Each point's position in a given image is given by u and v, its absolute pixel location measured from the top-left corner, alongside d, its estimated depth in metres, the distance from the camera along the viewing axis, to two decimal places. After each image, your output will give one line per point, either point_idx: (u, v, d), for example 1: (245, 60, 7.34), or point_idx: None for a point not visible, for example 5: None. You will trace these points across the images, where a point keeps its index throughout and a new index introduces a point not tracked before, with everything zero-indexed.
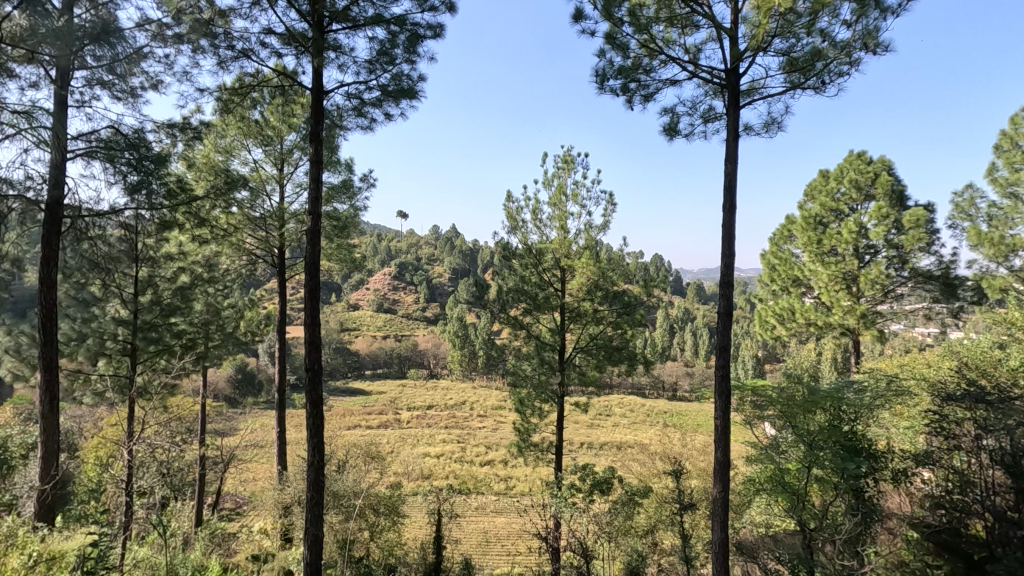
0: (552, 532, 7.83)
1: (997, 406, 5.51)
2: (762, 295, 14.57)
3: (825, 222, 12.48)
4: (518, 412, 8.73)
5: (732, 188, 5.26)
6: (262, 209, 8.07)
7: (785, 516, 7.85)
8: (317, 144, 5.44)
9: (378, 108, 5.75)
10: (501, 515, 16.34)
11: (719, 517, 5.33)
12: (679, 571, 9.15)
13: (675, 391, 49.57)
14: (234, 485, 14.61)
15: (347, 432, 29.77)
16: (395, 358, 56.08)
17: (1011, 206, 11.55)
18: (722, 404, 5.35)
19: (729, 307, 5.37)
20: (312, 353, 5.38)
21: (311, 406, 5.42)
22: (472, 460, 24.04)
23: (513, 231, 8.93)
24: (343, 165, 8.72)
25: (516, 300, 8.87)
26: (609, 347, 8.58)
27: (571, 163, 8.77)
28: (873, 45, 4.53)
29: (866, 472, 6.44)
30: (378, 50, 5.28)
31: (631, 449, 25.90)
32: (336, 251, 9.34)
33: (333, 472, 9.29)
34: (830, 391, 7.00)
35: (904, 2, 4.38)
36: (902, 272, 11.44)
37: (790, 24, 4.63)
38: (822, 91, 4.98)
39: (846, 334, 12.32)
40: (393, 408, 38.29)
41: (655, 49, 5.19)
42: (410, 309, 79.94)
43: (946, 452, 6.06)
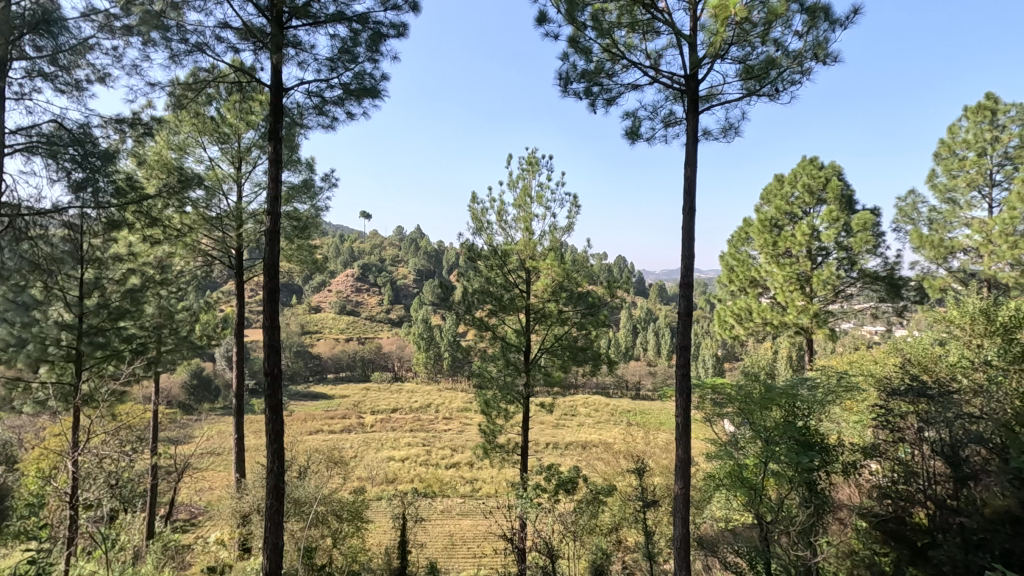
0: (518, 533, 7.83)
1: (937, 399, 5.87)
2: (721, 295, 14.99)
3: (780, 224, 12.91)
4: (484, 414, 8.71)
5: (691, 191, 5.39)
6: (219, 209, 7.95)
7: (743, 509, 8.10)
8: (277, 143, 5.31)
9: (339, 107, 5.67)
10: (467, 517, 16.27)
11: (681, 513, 5.44)
12: (643, 568, 9.29)
13: (638, 391, 50.47)
14: (189, 494, 14.11)
15: (309, 437, 29.08)
16: (358, 361, 55.13)
17: (949, 211, 12.23)
18: (684, 402, 5.47)
19: (689, 307, 5.49)
20: (271, 358, 5.25)
21: (270, 411, 5.28)
22: (437, 462, 23.86)
23: (478, 232, 8.92)
24: (303, 164, 8.54)
25: (482, 302, 8.85)
26: (574, 348, 8.69)
27: (536, 165, 8.84)
28: (824, 55, 4.73)
29: (819, 465, 6.69)
30: (340, 47, 5.20)
31: (596, 449, 26.19)
32: (296, 252, 9.12)
33: (294, 479, 9.06)
34: (785, 388, 7.24)
35: (851, 14, 4.58)
36: (851, 272, 11.94)
37: (746, 34, 4.78)
38: (776, 98, 5.16)
39: (800, 333, 12.79)
40: (356, 412, 37.66)
41: (618, 54, 5.26)
42: (373, 311, 78.76)
43: (891, 445, 6.39)
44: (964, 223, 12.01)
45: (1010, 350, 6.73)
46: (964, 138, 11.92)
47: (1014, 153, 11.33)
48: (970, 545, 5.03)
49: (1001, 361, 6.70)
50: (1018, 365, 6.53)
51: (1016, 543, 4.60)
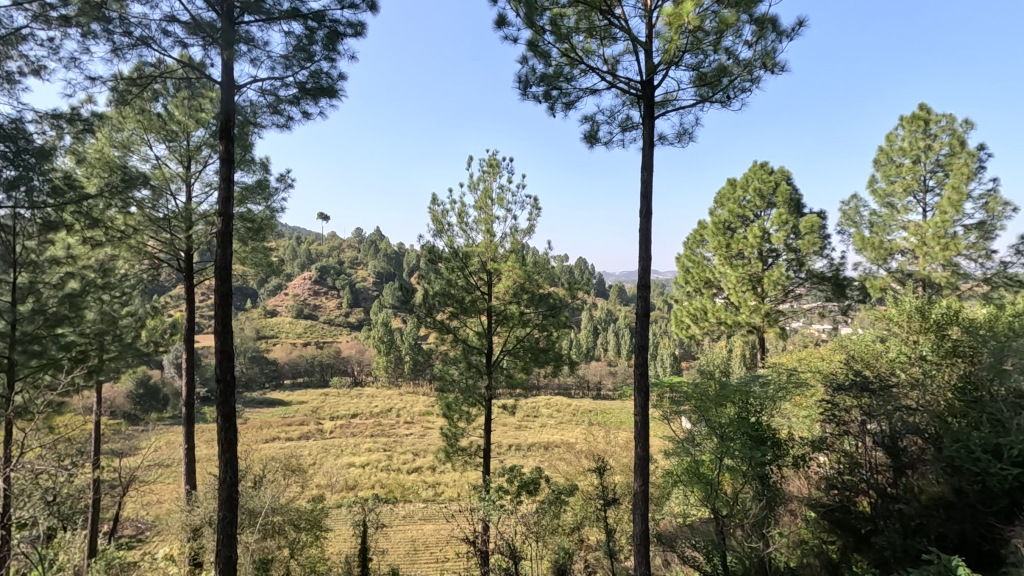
0: (480, 536, 7.79)
1: (878, 393, 6.23)
2: (678, 296, 15.38)
3: (733, 227, 13.33)
4: (446, 418, 8.64)
5: (648, 194, 5.51)
6: (166, 210, 7.68)
7: (699, 504, 8.32)
8: (229, 141, 5.14)
9: (294, 107, 5.55)
10: (429, 522, 16.12)
11: (640, 510, 5.54)
12: (604, 567, 9.38)
13: (599, 391, 51.27)
14: (135, 509, 13.46)
15: (265, 445, 28.24)
16: (316, 366, 53.93)
17: (888, 214, 12.92)
18: (642, 402, 5.57)
19: (647, 308, 5.60)
20: (224, 364, 5.05)
21: (223, 419, 5.10)
22: (399, 467, 23.54)
23: (438, 234, 8.87)
24: (258, 164, 8.29)
25: (443, 304, 8.77)
26: (536, 349, 8.76)
27: (497, 168, 8.87)
28: (772, 65, 4.93)
29: (772, 459, 6.89)
30: (295, 45, 5.09)
31: (557, 449, 26.43)
32: (250, 254, 8.83)
33: (249, 489, 8.75)
34: (738, 385, 7.50)
35: (797, 26, 4.79)
36: (800, 273, 12.45)
37: (699, 41, 4.93)
38: (727, 105, 5.34)
39: (752, 332, 13.26)
40: (315, 418, 36.75)
41: (576, 59, 5.33)
42: (332, 315, 77.09)
43: (837, 438, 6.71)
44: (901, 226, 12.71)
45: (942, 345, 7.02)
46: (901, 146, 12.62)
47: (945, 160, 12.06)
48: (909, 530, 5.36)
49: (935, 356, 7.01)
50: (950, 359, 6.83)
51: (949, 527, 5.01)
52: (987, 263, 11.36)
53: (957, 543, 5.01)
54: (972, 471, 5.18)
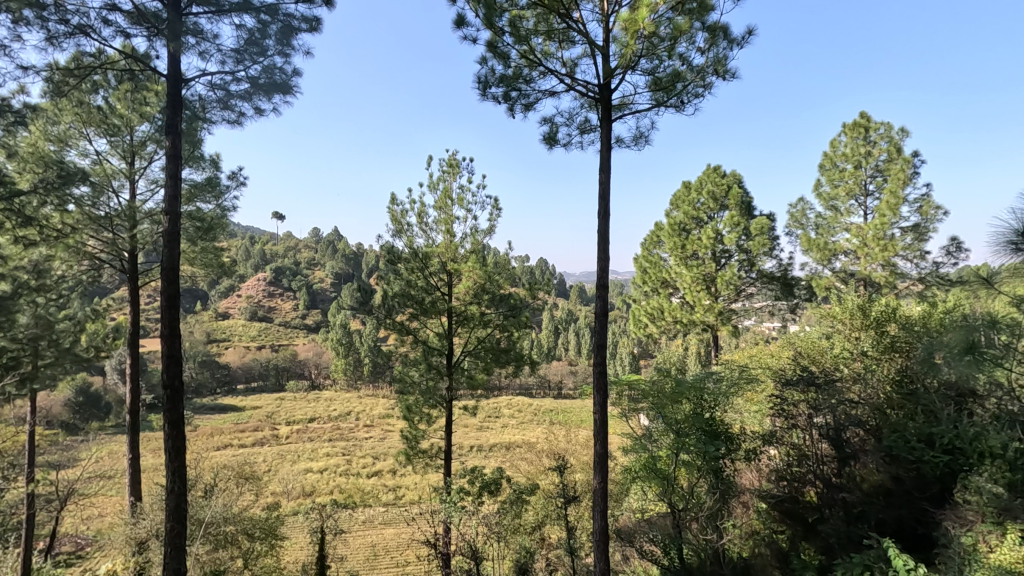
0: (442, 538, 7.75)
1: (824, 388, 6.51)
2: (636, 296, 15.72)
3: (688, 229, 13.72)
4: (406, 420, 8.56)
5: (606, 195, 5.60)
6: (108, 208, 7.35)
7: (656, 499, 8.53)
8: (176, 136, 4.94)
9: (246, 102, 5.40)
10: (390, 526, 15.91)
11: (600, 507, 5.61)
12: (565, 565, 9.46)
13: (560, 391, 51.74)
14: (74, 524, 12.74)
15: (216, 453, 27.21)
16: (271, 370, 52.40)
17: (832, 217, 13.54)
18: (601, 399, 5.64)
19: (605, 308, 5.68)
20: (171, 369, 4.85)
21: (170, 427, 4.90)
22: (358, 471, 23.12)
23: (397, 234, 8.76)
24: (207, 161, 7.99)
25: (402, 305, 8.64)
26: (497, 350, 8.79)
27: (456, 168, 8.83)
28: (723, 71, 5.10)
29: (726, 453, 7.06)
30: (247, 39, 4.95)
31: (519, 449, 26.56)
32: (199, 254, 8.47)
33: (198, 498, 8.40)
34: (693, 382, 7.70)
35: (747, 35, 4.97)
36: (751, 273, 12.93)
37: (654, 47, 5.03)
38: (681, 109, 5.47)
39: (707, 330, 13.67)
40: (270, 423, 35.68)
41: (535, 61, 5.36)
42: (288, 317, 75.02)
43: (787, 431, 6.96)
44: (844, 228, 13.34)
45: (881, 341, 7.39)
46: (843, 152, 13.25)
47: (883, 166, 12.71)
48: (851, 517, 5.64)
49: (874, 351, 7.37)
50: (889, 354, 7.21)
51: (888, 513, 5.29)
52: (921, 263, 12.07)
53: (894, 528, 5.31)
54: (908, 459, 5.57)
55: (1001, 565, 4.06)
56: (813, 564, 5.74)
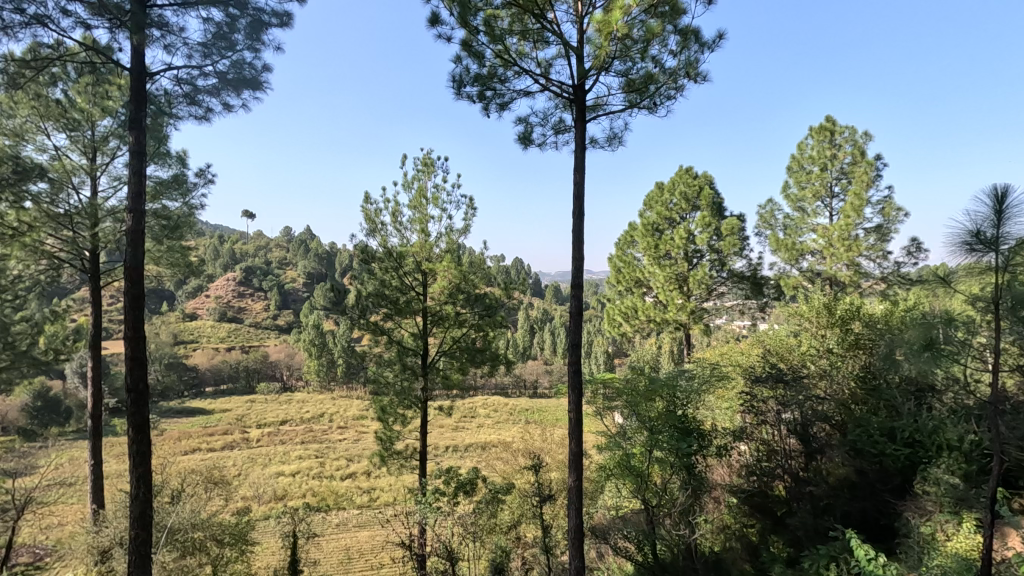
0: (417, 539, 7.69)
1: (792, 384, 6.68)
2: (611, 295, 15.87)
3: (661, 229, 13.91)
4: (380, 421, 8.47)
5: (581, 196, 5.63)
6: (68, 205, 7.02)
7: (630, 495, 8.63)
8: (140, 131, 4.79)
9: (214, 98, 5.27)
10: (364, 529, 15.73)
11: (575, 505, 5.65)
12: (541, 563, 9.49)
13: (536, 390, 51.89)
14: (32, 534, 12.25)
15: (184, 458, 26.47)
16: (241, 372, 51.23)
17: (800, 218, 13.90)
18: (576, 398, 5.68)
19: (580, 307, 5.71)
20: (135, 371, 4.69)
21: (134, 431, 4.74)
22: (332, 474, 22.79)
23: (371, 233, 8.66)
24: (174, 157, 7.77)
25: (377, 305, 8.53)
26: (472, 350, 8.77)
27: (431, 166, 8.78)
28: (694, 74, 5.18)
29: (698, 450, 7.15)
30: (215, 33, 4.83)
31: (494, 449, 26.55)
32: (165, 254, 8.22)
33: (164, 504, 8.15)
34: (666, 380, 7.80)
35: (717, 39, 5.06)
36: (722, 273, 13.18)
37: (628, 49, 5.08)
38: (654, 111, 5.53)
39: (679, 329, 13.88)
40: (240, 426, 34.87)
41: (510, 61, 5.36)
42: (259, 318, 73.42)
43: (756, 427, 7.10)
44: (811, 229, 13.71)
45: (846, 338, 7.67)
46: (810, 155, 13.61)
47: (848, 168, 13.10)
48: (818, 509, 5.76)
49: (839, 349, 7.61)
50: (852, 351, 7.50)
51: (853, 505, 5.54)
52: (884, 263, 12.49)
53: (858, 519, 5.54)
54: (871, 453, 5.94)
55: (958, 552, 4.32)
56: (781, 557, 5.88)
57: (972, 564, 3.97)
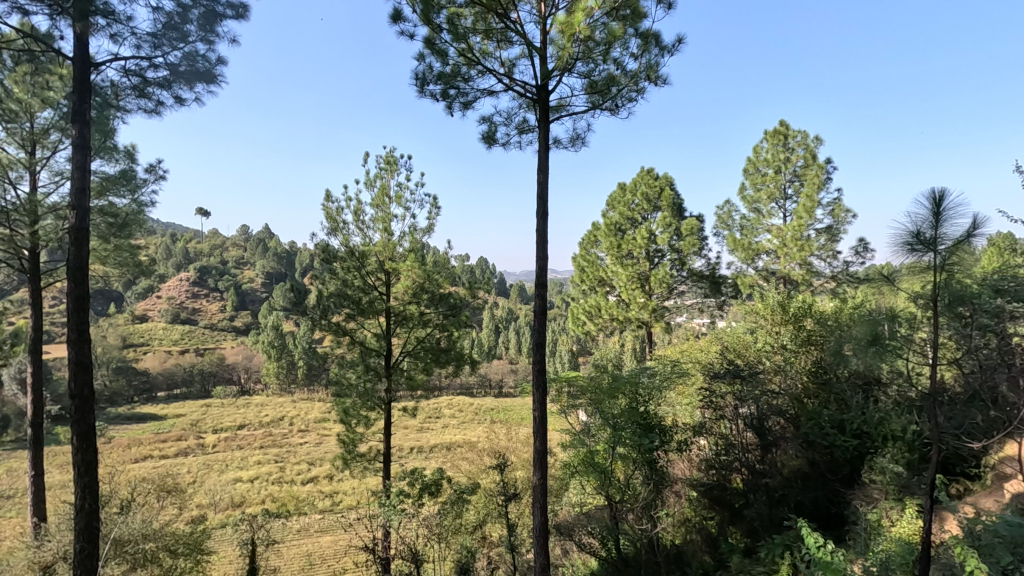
0: (381, 543, 7.57)
1: (748, 379, 6.87)
2: (575, 294, 16.04)
3: (623, 229, 14.13)
4: (342, 423, 8.32)
5: (544, 195, 5.65)
6: (5, 202, 6.65)
7: (594, 492, 8.74)
8: (84, 124, 4.56)
9: (164, 90, 5.06)
10: (326, 534, 15.42)
11: (540, 503, 5.67)
12: (507, 562, 9.51)
13: (501, 390, 51.94)
14: None
15: (134, 466, 25.36)
16: (196, 375, 49.44)
17: (755, 219, 14.36)
18: (540, 397, 5.70)
19: (544, 306, 5.74)
20: (79, 377, 4.46)
21: (78, 440, 4.50)
22: (292, 479, 22.24)
23: (332, 232, 8.49)
24: (121, 152, 7.43)
25: (338, 306, 8.35)
26: (436, 350, 8.71)
27: (394, 164, 8.67)
28: (655, 77, 5.27)
29: (659, 445, 7.25)
30: (165, 23, 4.64)
31: (459, 449, 26.45)
32: (112, 253, 7.84)
33: (112, 515, 7.79)
34: (629, 377, 7.92)
35: (677, 44, 5.16)
36: (682, 272, 13.50)
37: (590, 51, 5.13)
38: (616, 112, 5.61)
39: (641, 327, 14.13)
40: (195, 432, 33.64)
41: (473, 59, 5.34)
42: (214, 319, 70.96)
43: (715, 422, 7.26)
44: (766, 229, 14.18)
45: (799, 334, 7.95)
46: (765, 157, 14.08)
47: (800, 171, 13.61)
48: (773, 499, 6.03)
49: (793, 344, 7.89)
50: (805, 347, 7.79)
51: (806, 495, 5.80)
52: (834, 262, 13.02)
53: (810, 509, 5.82)
54: (822, 445, 6.19)
55: (902, 537, 4.54)
56: (739, 547, 6.09)
57: (913, 546, 4.20)
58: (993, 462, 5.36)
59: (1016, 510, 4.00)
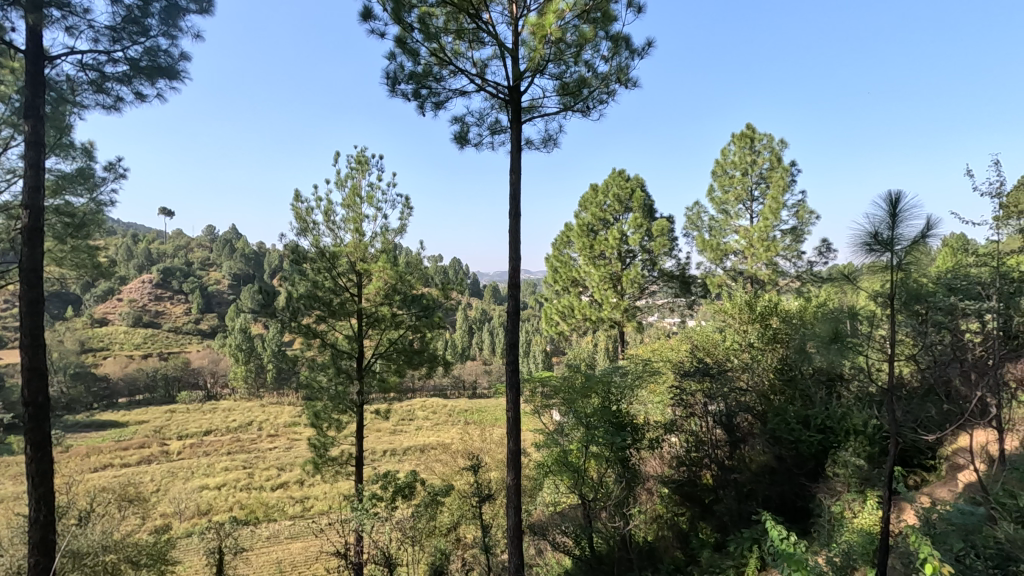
0: (353, 547, 7.46)
1: (717, 377, 7.00)
2: (548, 295, 16.13)
3: (595, 230, 14.25)
4: (313, 427, 8.17)
5: (517, 196, 5.65)
6: None
7: (568, 491, 8.79)
8: (37, 120, 4.38)
9: (124, 86, 4.90)
10: (297, 540, 15.14)
11: (514, 504, 5.68)
12: (481, 564, 9.49)
13: (475, 390, 51.91)
14: None
15: (93, 475, 24.39)
16: (160, 380, 47.92)
17: (723, 220, 14.67)
18: (513, 397, 5.70)
19: (517, 307, 5.75)
20: (33, 383, 4.28)
21: (32, 449, 4.33)
22: (262, 484, 21.75)
23: (302, 233, 8.34)
24: (79, 150, 7.14)
25: (309, 308, 8.18)
26: (409, 351, 8.65)
27: (365, 164, 8.57)
28: (625, 80, 5.34)
29: (631, 443, 7.30)
30: (125, 17, 4.50)
31: (434, 450, 26.30)
32: (70, 254, 7.52)
33: (69, 527, 7.46)
34: (602, 376, 7.97)
35: (647, 47, 5.24)
36: (653, 272, 13.71)
37: (562, 52, 5.15)
38: (587, 114, 5.65)
39: (614, 327, 14.25)
40: (159, 439, 32.57)
41: (445, 59, 5.32)
42: (178, 323, 68.80)
43: (685, 419, 7.36)
44: (733, 230, 14.50)
45: (765, 332, 8.16)
46: (732, 160, 14.40)
47: (766, 174, 13.96)
48: (742, 495, 6.18)
49: (760, 342, 8.09)
50: (771, 345, 7.99)
51: (773, 489, 6.00)
52: (798, 262, 13.40)
53: (777, 503, 6.01)
54: (788, 440, 6.39)
55: (863, 527, 4.71)
56: (709, 542, 6.22)
57: (873, 537, 4.36)
58: (948, 454, 5.60)
59: (969, 499, 4.18)
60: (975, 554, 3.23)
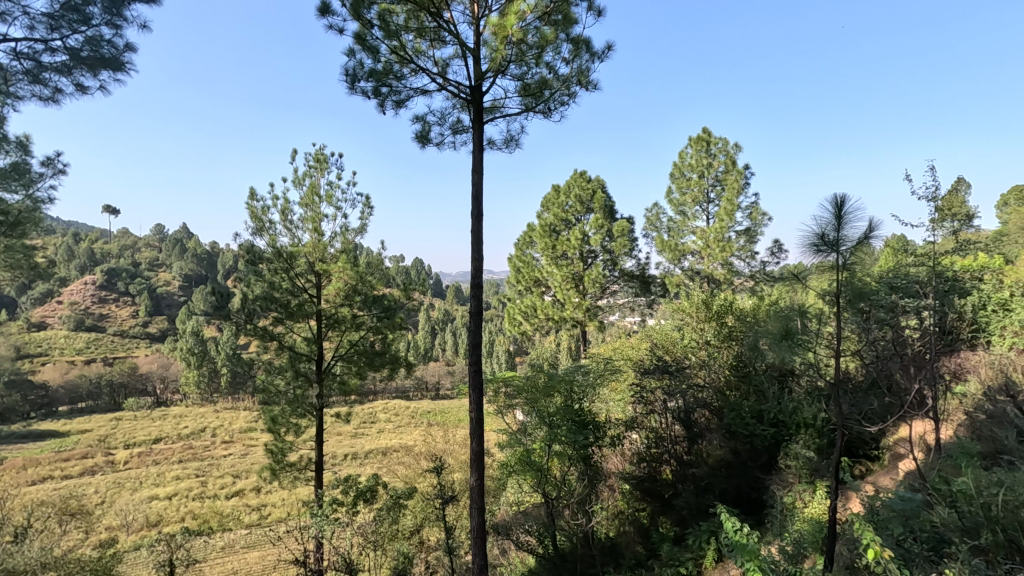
0: (313, 554, 7.30)
1: (676, 374, 7.16)
2: (511, 295, 16.17)
3: (557, 230, 14.35)
4: (270, 432, 7.95)
5: (479, 196, 5.64)
6: None
7: (531, 490, 8.83)
8: None
9: (63, 77, 4.64)
10: (254, 549, 14.69)
11: (477, 505, 5.66)
12: (444, 566, 9.44)
13: (438, 391, 51.59)
14: None
15: (31, 489, 22.99)
16: (104, 387, 45.57)
17: (681, 221, 15.04)
18: (476, 397, 5.66)
19: (479, 307, 5.74)
20: None
21: None
22: (216, 493, 21.00)
23: (258, 232, 8.10)
24: (13, 143, 6.52)
25: (265, 309, 7.88)
26: (370, 352, 8.48)
27: (324, 162, 8.38)
28: (585, 82, 5.40)
29: (594, 441, 7.37)
30: (65, 4, 4.26)
31: (397, 453, 25.99)
32: (3, 255, 7.05)
33: (4, 544, 7.02)
34: (564, 375, 8.04)
35: (606, 50, 5.33)
36: (614, 271, 13.94)
37: (523, 53, 5.14)
38: (548, 115, 5.69)
39: (576, 326, 14.39)
40: (103, 448, 30.98)
41: (406, 57, 5.25)
42: (125, 326, 65.63)
43: (645, 416, 7.50)
44: (691, 231, 14.88)
45: (721, 330, 8.46)
46: (689, 163, 14.78)
47: (721, 177, 14.38)
48: (700, 489, 6.27)
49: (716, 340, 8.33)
50: (726, 342, 8.30)
51: (730, 482, 6.10)
52: (752, 262, 13.88)
53: (734, 495, 6.10)
54: (743, 434, 6.58)
55: (813, 516, 4.93)
56: (669, 536, 6.37)
57: (822, 525, 4.58)
58: (890, 444, 5.90)
59: (908, 487, 4.43)
60: (914, 538, 3.42)
